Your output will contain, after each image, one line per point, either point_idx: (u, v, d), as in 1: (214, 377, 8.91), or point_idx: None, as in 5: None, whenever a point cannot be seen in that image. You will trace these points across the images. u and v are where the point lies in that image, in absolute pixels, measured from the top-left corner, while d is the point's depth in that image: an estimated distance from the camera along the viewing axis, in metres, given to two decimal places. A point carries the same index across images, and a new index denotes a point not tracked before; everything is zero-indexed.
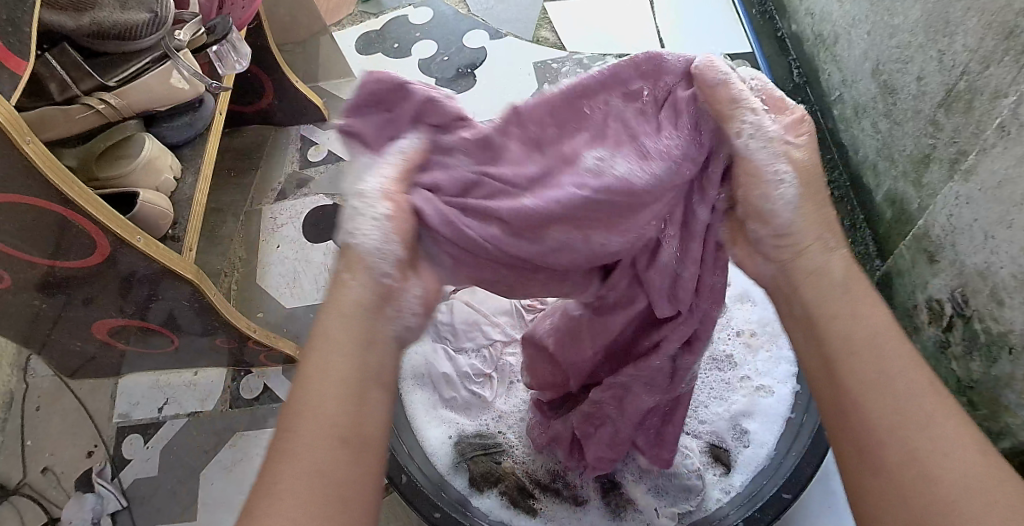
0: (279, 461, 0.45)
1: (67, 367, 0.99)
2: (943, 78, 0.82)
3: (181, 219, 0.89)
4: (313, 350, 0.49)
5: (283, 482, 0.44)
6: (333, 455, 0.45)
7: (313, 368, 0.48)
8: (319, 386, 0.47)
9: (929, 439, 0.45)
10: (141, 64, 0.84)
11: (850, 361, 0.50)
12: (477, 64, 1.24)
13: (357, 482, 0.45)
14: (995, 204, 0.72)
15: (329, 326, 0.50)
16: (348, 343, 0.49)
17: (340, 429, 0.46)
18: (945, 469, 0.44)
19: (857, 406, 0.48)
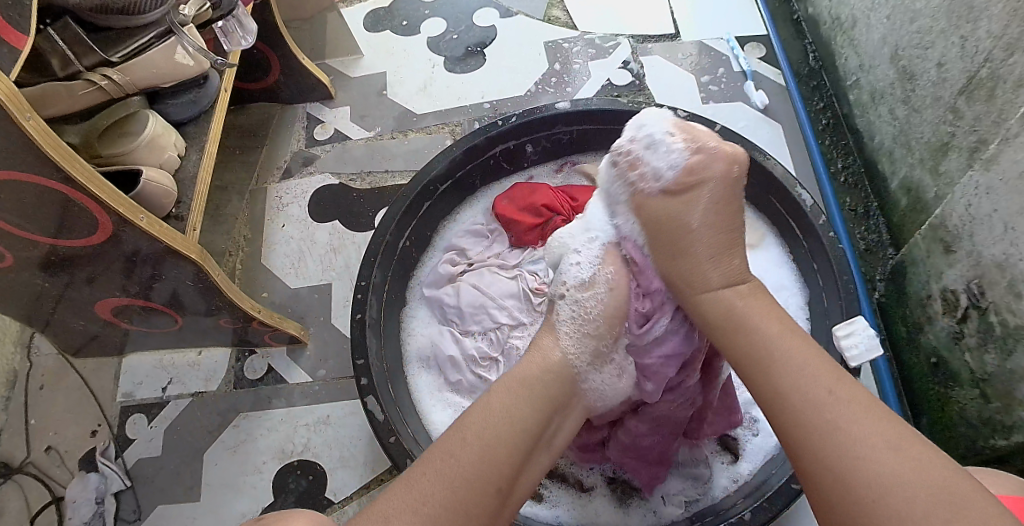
0: (429, 464, 0.54)
1: (70, 345, 0.98)
2: (965, 65, 0.80)
3: (185, 197, 0.87)
4: (511, 387, 0.60)
5: (422, 480, 0.53)
6: (473, 488, 0.53)
7: (495, 408, 0.58)
8: (497, 418, 0.57)
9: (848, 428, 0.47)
10: (144, 39, 0.82)
11: (752, 334, 0.56)
12: (486, 43, 1.22)
13: (480, 505, 0.52)
14: (1017, 194, 0.70)
15: (525, 381, 0.61)
16: (534, 403, 0.59)
17: (496, 478, 0.54)
18: (856, 450, 0.46)
19: (792, 426, 0.50)
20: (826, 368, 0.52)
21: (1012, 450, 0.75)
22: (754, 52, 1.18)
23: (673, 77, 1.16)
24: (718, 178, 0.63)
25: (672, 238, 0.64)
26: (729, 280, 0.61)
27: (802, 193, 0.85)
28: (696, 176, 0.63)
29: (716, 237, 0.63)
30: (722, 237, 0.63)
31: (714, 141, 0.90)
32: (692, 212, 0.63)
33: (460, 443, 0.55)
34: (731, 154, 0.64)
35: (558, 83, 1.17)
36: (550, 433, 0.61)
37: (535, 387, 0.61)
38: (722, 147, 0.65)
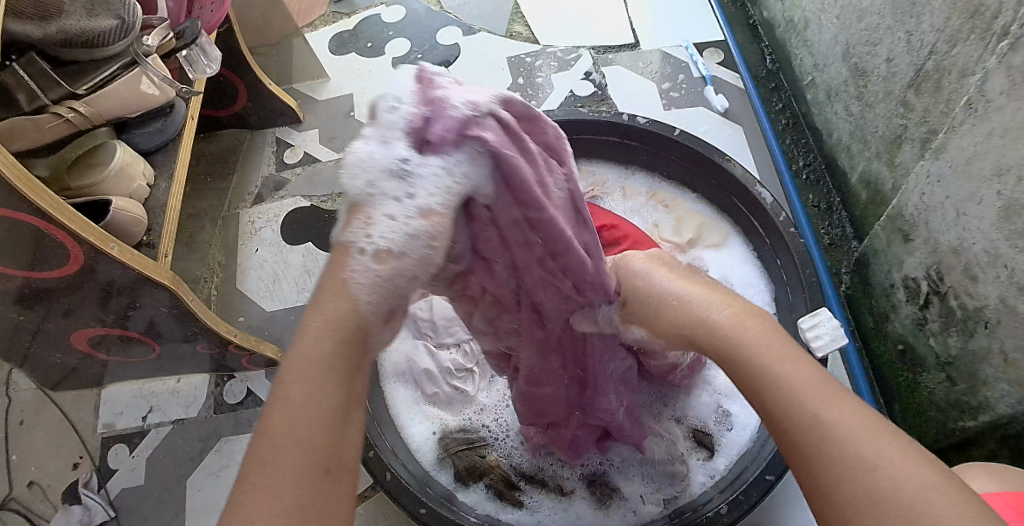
0: (247, 481, 0.45)
1: (48, 379, 0.98)
2: (912, 59, 0.82)
3: (156, 225, 0.88)
4: (303, 371, 0.48)
5: (250, 503, 0.44)
6: (301, 486, 0.45)
7: (291, 379, 0.48)
8: (303, 403, 0.47)
9: (838, 418, 0.44)
10: (110, 71, 0.83)
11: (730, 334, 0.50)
12: (451, 61, 1.24)
13: (316, 498, 0.46)
14: (966, 180, 0.72)
15: (314, 340, 0.49)
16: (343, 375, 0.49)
17: (324, 458, 0.47)
18: (860, 455, 0.43)
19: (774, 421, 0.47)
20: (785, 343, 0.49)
21: (980, 431, 0.77)
22: (713, 57, 1.21)
23: (635, 85, 1.18)
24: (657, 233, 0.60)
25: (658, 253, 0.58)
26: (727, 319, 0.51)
27: (761, 192, 0.87)
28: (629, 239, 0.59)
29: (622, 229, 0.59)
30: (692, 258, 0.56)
31: (676, 147, 0.93)
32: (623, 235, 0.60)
33: (270, 448, 0.46)
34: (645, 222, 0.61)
35: (522, 96, 1.19)
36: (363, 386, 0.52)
37: (326, 337, 0.49)
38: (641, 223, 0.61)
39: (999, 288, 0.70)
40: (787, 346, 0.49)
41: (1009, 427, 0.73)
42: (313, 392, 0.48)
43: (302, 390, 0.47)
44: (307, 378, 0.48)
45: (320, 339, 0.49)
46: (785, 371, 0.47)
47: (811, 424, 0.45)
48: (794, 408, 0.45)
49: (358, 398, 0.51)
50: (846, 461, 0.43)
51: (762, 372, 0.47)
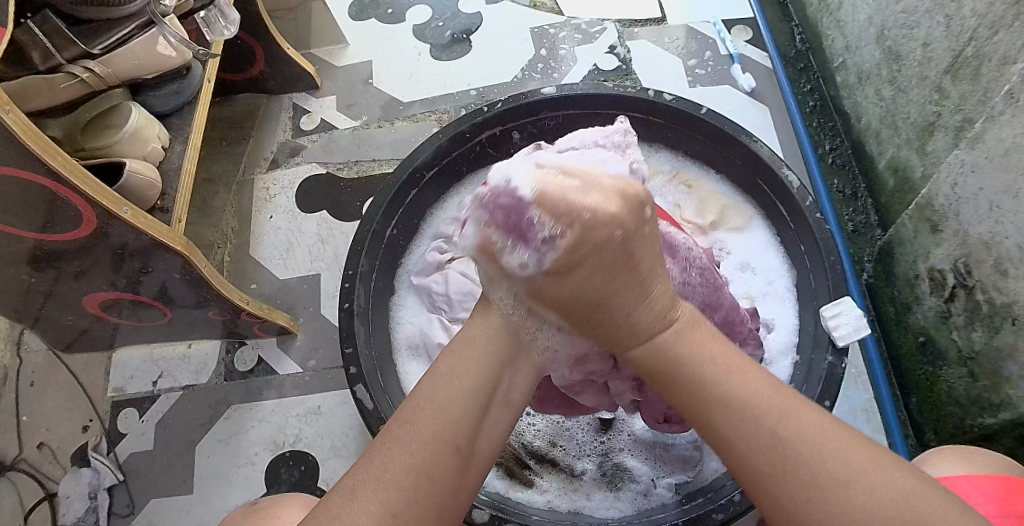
0: (386, 435, 0.48)
1: (59, 341, 0.97)
2: (950, 44, 0.80)
3: (170, 190, 0.87)
4: (459, 348, 0.52)
5: (385, 451, 0.47)
6: (432, 453, 0.47)
7: (443, 373, 0.51)
8: (450, 383, 0.50)
9: (763, 410, 0.46)
10: (125, 31, 0.81)
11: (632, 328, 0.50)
12: (472, 30, 1.21)
13: (439, 468, 0.47)
14: (1002, 172, 0.70)
15: (470, 335, 0.53)
16: (486, 362, 0.52)
17: (457, 437, 0.48)
18: (811, 472, 0.44)
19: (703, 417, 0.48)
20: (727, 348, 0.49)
21: (999, 428, 0.76)
22: (741, 35, 1.18)
23: (659, 61, 1.15)
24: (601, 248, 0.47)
25: (617, 259, 0.48)
26: (658, 327, 0.50)
27: (788, 175, 0.85)
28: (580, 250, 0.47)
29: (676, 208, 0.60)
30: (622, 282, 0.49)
31: (700, 124, 0.91)
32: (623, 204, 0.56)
33: (415, 408, 0.49)
34: (633, 195, 0.49)
35: (544, 69, 1.16)
36: (507, 384, 0.53)
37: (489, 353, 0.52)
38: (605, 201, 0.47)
39: None
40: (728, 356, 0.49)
41: None
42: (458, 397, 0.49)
43: (455, 403, 0.49)
44: (455, 395, 0.49)
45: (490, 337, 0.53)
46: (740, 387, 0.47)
47: (770, 443, 0.45)
48: (748, 427, 0.46)
49: (508, 402, 0.53)
50: (795, 472, 0.44)
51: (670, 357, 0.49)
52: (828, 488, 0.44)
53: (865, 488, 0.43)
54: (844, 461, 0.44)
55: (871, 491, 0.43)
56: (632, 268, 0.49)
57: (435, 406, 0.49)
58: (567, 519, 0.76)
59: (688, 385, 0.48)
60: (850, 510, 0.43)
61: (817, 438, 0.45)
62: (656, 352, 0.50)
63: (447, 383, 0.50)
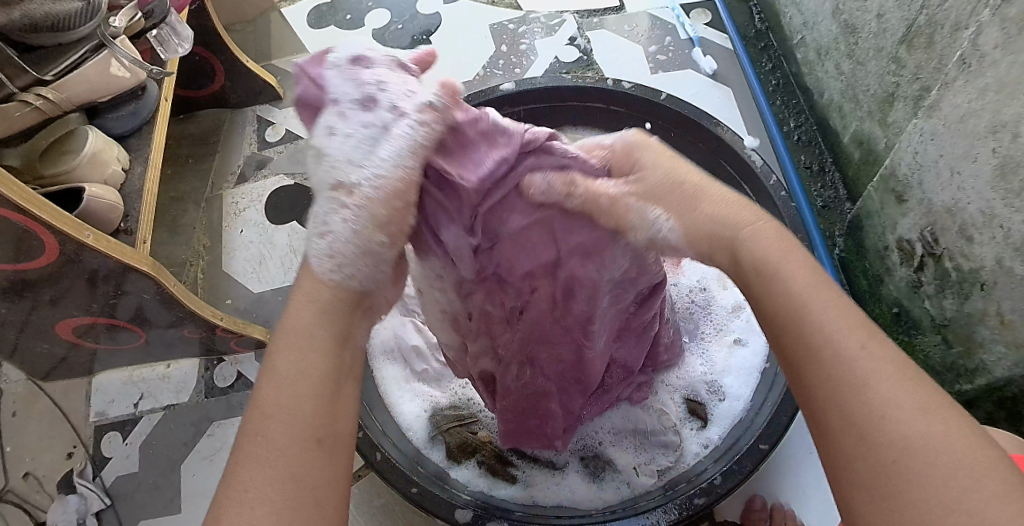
0: (240, 454, 0.44)
1: (38, 370, 0.97)
2: (903, 14, 0.80)
3: (134, 211, 0.87)
4: (288, 342, 0.48)
5: (244, 471, 0.43)
6: (297, 457, 0.44)
7: (282, 371, 0.47)
8: (290, 370, 0.47)
9: (838, 347, 0.43)
10: (79, 55, 0.80)
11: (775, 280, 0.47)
12: (432, 31, 1.21)
13: (309, 467, 0.44)
14: (961, 138, 0.70)
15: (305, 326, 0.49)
16: (321, 346, 0.49)
17: (315, 430, 0.46)
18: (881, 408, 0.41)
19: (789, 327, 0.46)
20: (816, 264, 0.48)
21: (978, 393, 0.76)
22: (700, 18, 1.18)
23: (621, 49, 1.15)
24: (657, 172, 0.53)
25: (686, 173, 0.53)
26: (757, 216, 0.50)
27: (750, 154, 0.85)
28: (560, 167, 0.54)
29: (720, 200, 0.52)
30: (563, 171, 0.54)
31: (661, 110, 0.91)
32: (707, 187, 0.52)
33: (265, 418, 0.46)
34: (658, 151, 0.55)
35: (506, 64, 1.16)
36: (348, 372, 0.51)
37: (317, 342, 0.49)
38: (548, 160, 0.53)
39: (994, 249, 0.69)
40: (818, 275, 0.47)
41: (1006, 389, 0.72)
42: (307, 375, 0.47)
43: (303, 403, 0.46)
44: (298, 388, 0.47)
45: (304, 314, 0.50)
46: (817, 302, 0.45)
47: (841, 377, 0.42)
48: (821, 341, 0.44)
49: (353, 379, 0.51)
50: (867, 414, 0.41)
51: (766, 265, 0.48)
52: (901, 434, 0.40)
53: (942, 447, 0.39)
54: (904, 394, 0.41)
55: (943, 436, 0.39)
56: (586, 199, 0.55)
57: (290, 404, 0.46)
58: (552, 512, 0.76)
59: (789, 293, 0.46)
60: (908, 446, 0.39)
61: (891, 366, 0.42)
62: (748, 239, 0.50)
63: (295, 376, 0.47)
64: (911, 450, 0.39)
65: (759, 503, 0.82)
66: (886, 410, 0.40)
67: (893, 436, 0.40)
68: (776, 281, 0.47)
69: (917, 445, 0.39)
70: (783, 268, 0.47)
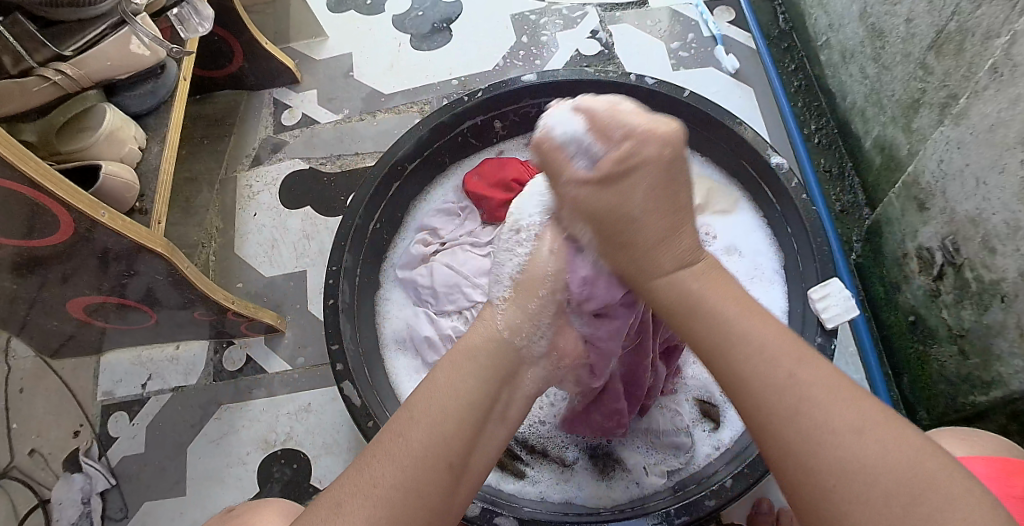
0: (378, 447, 0.49)
1: (47, 347, 0.96)
2: (933, 19, 0.78)
3: (149, 191, 0.86)
4: (457, 362, 0.54)
5: (376, 463, 0.47)
6: (421, 471, 0.47)
7: (439, 387, 0.52)
8: (442, 394, 0.51)
9: (801, 395, 0.44)
10: (99, 30, 0.80)
11: (711, 312, 0.49)
12: (452, 19, 1.19)
13: (432, 484, 0.47)
14: (988, 148, 0.70)
15: (472, 351, 0.55)
16: (480, 373, 0.53)
17: (449, 454, 0.49)
18: (822, 436, 0.43)
19: (721, 360, 0.48)
20: (744, 296, 0.51)
21: (991, 405, 0.75)
22: (723, 16, 1.16)
23: (642, 44, 1.14)
24: (657, 160, 0.51)
25: (662, 179, 0.52)
26: (677, 263, 0.52)
27: (773, 156, 0.85)
28: (626, 164, 0.51)
29: (661, 215, 0.52)
30: (663, 205, 0.52)
31: (684, 108, 0.90)
32: (636, 197, 0.52)
33: (410, 423, 0.49)
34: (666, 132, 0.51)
35: (526, 56, 1.15)
36: (503, 404, 0.55)
37: (485, 368, 0.54)
38: (655, 126, 0.52)
39: (1017, 261, 0.68)
40: (751, 307, 0.49)
41: (1021, 402, 0.72)
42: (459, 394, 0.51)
43: (449, 424, 0.49)
44: (444, 411, 0.50)
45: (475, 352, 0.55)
46: (753, 328, 0.48)
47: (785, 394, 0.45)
48: (765, 367, 0.46)
49: (501, 417, 0.55)
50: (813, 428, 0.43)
51: (687, 296, 0.51)
52: (840, 455, 0.42)
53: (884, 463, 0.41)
54: (857, 411, 0.43)
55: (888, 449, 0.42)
56: (673, 196, 0.52)
57: (432, 420, 0.49)
58: (561, 510, 0.76)
59: (696, 316, 0.50)
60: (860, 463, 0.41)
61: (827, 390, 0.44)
62: (677, 284, 0.51)
63: (439, 396, 0.51)
64: (861, 470, 0.41)
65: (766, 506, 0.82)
66: (832, 430, 0.43)
67: (843, 454, 0.42)
68: (704, 311, 0.49)
69: (861, 461, 0.42)
70: (715, 296, 0.50)
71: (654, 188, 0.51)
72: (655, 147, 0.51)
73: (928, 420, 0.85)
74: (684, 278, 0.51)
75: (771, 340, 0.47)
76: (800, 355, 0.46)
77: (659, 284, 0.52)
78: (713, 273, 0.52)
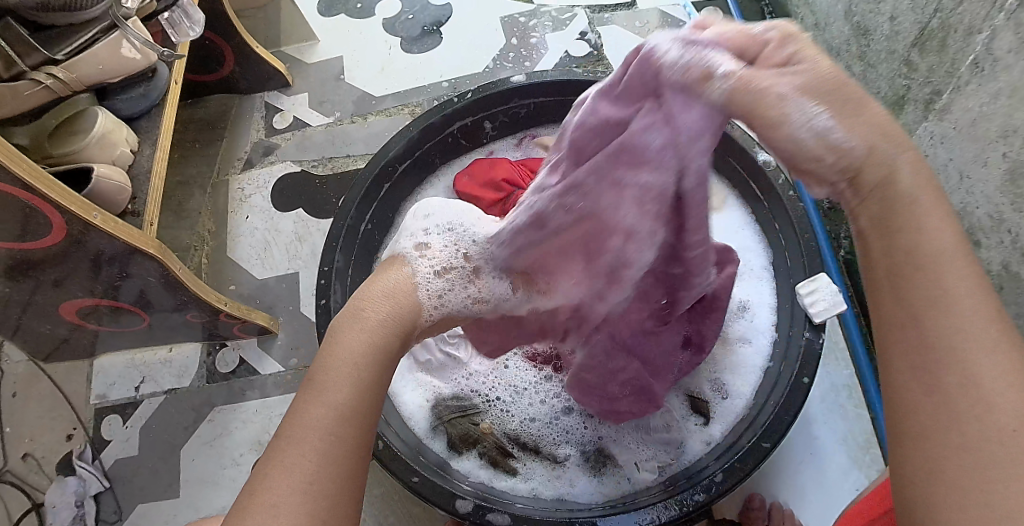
0: (289, 431, 0.45)
1: (40, 351, 0.97)
2: (916, 16, 0.79)
3: (141, 193, 0.87)
4: (358, 327, 0.51)
5: (291, 451, 0.44)
6: (346, 448, 0.45)
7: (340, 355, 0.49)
8: (346, 360, 0.49)
9: (974, 367, 0.39)
10: (90, 35, 0.80)
11: (913, 238, 0.42)
12: (443, 22, 1.20)
13: (354, 457, 0.45)
14: (971, 142, 0.70)
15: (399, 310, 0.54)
16: (383, 346, 0.51)
17: (367, 426, 0.47)
18: (976, 408, 0.39)
19: (917, 282, 0.42)
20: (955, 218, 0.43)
21: None
22: None
23: (631, 45, 1.15)
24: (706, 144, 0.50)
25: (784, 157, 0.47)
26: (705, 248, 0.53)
27: (760, 153, 0.85)
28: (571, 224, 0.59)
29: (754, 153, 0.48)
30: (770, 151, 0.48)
31: None
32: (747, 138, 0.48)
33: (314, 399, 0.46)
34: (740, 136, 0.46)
35: (516, 57, 1.16)
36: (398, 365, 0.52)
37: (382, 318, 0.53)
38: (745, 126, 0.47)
39: (1002, 253, 0.69)
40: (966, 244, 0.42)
41: None
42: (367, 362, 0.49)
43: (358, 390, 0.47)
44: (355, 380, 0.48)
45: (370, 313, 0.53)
46: (956, 280, 0.41)
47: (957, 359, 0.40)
48: (955, 324, 0.40)
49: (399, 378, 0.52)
50: (964, 397, 0.39)
51: (899, 205, 0.43)
52: (957, 395, 0.39)
53: (1009, 449, 0.38)
54: (1011, 416, 0.38)
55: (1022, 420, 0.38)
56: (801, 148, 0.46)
57: (349, 376, 0.48)
58: (553, 506, 0.76)
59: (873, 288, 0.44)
60: (984, 453, 0.38)
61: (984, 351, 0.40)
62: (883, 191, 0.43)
63: (356, 330, 0.51)
64: (990, 458, 0.38)
65: (757, 501, 0.83)
66: (988, 413, 0.39)
67: (983, 439, 0.38)
68: (912, 232, 0.42)
69: (993, 432, 0.38)
70: (935, 216, 0.42)
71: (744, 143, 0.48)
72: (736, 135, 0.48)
73: None
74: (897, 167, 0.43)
75: (970, 304, 0.40)
76: (998, 332, 0.40)
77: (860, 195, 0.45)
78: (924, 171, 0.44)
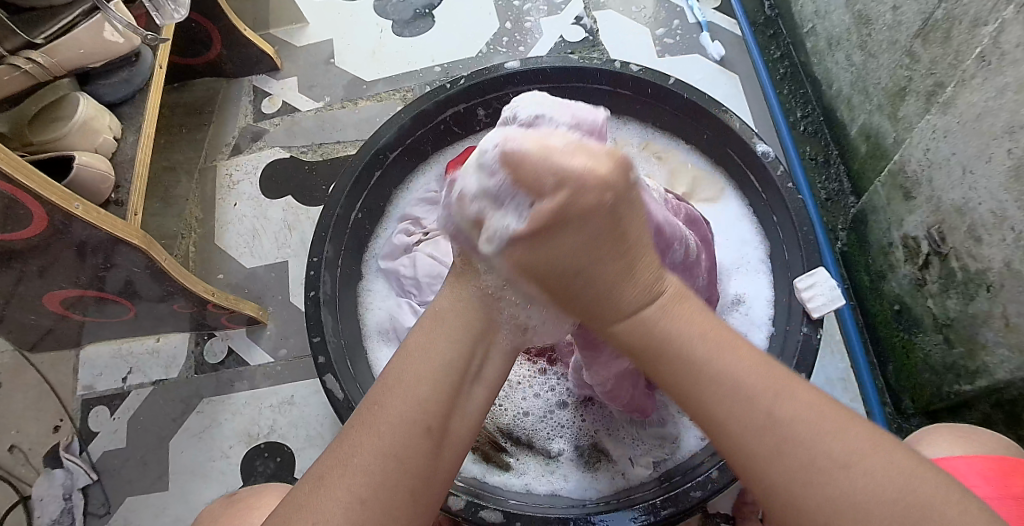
0: (358, 418, 0.47)
1: (25, 341, 0.95)
2: (921, 6, 0.77)
3: (125, 182, 0.84)
4: (425, 327, 0.51)
5: (354, 436, 0.45)
6: (400, 437, 0.45)
7: (412, 352, 0.49)
8: (418, 357, 0.48)
9: (792, 435, 0.41)
10: (71, 17, 0.77)
11: (682, 355, 0.44)
12: (435, 4, 1.17)
13: (411, 451, 0.45)
14: (975, 136, 0.69)
15: (441, 313, 0.52)
16: (454, 338, 0.50)
17: (424, 418, 0.46)
18: (835, 477, 0.40)
19: (694, 391, 0.44)
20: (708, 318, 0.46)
21: (976, 394, 0.76)
22: (709, 2, 1.15)
23: (627, 30, 1.13)
24: (595, 207, 0.43)
25: (603, 215, 0.44)
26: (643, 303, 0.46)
27: (760, 145, 0.84)
28: (561, 214, 0.43)
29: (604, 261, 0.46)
30: (604, 242, 0.45)
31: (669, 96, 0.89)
32: (569, 248, 0.45)
33: (386, 389, 0.47)
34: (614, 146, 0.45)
35: (510, 42, 1.14)
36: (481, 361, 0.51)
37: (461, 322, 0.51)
38: (595, 165, 0.43)
39: (1004, 250, 0.68)
40: (719, 334, 0.45)
41: (1005, 391, 0.72)
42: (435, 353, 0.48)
43: (430, 384, 0.47)
44: (420, 374, 0.47)
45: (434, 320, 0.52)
46: (728, 369, 0.43)
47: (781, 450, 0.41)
48: (744, 410, 0.42)
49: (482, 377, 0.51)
50: (821, 478, 0.40)
51: (648, 336, 0.46)
52: (811, 475, 0.40)
53: (888, 493, 0.39)
54: (847, 444, 0.41)
55: (882, 475, 0.40)
56: (614, 232, 0.45)
57: (414, 377, 0.47)
58: (546, 502, 0.75)
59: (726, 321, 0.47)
60: (854, 499, 0.40)
61: (829, 400, 0.43)
62: (638, 327, 0.46)
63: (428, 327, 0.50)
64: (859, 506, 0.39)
65: (750, 496, 0.82)
66: (827, 466, 0.40)
67: (847, 492, 0.40)
68: (672, 350, 0.45)
69: (859, 498, 0.40)
70: (684, 332, 0.45)
71: (591, 238, 0.45)
72: (593, 190, 0.43)
73: (912, 408, 0.85)
74: (649, 316, 0.46)
75: (746, 378, 0.43)
76: (778, 378, 0.43)
77: (618, 326, 0.47)
78: (685, 297, 0.47)
